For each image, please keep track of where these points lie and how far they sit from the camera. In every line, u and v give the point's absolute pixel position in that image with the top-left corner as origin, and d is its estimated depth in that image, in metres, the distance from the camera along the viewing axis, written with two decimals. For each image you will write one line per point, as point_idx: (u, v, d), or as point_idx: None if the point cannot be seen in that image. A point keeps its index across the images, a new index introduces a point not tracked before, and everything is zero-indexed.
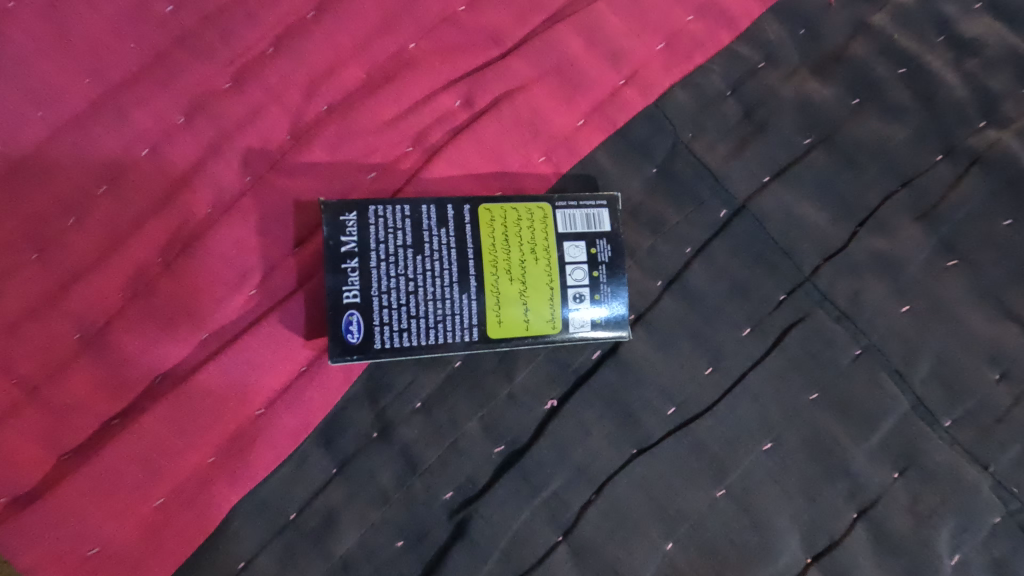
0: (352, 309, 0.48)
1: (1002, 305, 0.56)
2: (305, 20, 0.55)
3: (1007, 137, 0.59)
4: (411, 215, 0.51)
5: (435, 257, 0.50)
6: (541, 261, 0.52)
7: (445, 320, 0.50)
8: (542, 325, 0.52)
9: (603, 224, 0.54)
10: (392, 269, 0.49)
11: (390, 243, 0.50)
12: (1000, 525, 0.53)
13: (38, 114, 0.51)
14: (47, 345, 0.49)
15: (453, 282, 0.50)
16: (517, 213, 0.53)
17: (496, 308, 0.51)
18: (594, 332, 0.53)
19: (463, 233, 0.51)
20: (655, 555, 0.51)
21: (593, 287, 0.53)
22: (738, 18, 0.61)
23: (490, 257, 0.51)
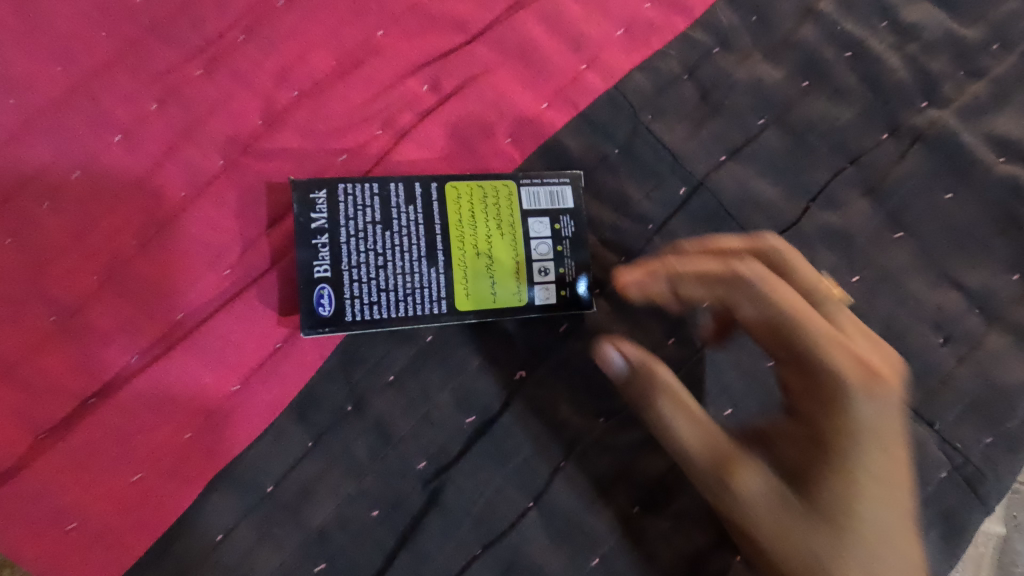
0: (324, 283, 0.51)
1: (944, 273, 0.59)
2: (275, 8, 0.57)
3: (947, 115, 0.62)
4: (380, 192, 0.53)
5: (404, 233, 0.53)
6: (505, 236, 0.55)
7: (415, 293, 0.53)
8: (507, 297, 0.55)
9: (565, 201, 0.57)
10: (363, 245, 0.52)
11: (360, 220, 0.52)
12: (947, 480, 0.55)
13: (11, 101, 0.52)
14: (23, 327, 0.50)
15: (422, 256, 0.53)
16: (482, 191, 0.56)
17: (464, 281, 0.54)
18: (557, 303, 0.56)
19: (431, 210, 0.54)
20: (622, 518, 0.53)
21: (556, 260, 0.56)
22: (693, 6, 0.63)
23: (457, 233, 0.54)
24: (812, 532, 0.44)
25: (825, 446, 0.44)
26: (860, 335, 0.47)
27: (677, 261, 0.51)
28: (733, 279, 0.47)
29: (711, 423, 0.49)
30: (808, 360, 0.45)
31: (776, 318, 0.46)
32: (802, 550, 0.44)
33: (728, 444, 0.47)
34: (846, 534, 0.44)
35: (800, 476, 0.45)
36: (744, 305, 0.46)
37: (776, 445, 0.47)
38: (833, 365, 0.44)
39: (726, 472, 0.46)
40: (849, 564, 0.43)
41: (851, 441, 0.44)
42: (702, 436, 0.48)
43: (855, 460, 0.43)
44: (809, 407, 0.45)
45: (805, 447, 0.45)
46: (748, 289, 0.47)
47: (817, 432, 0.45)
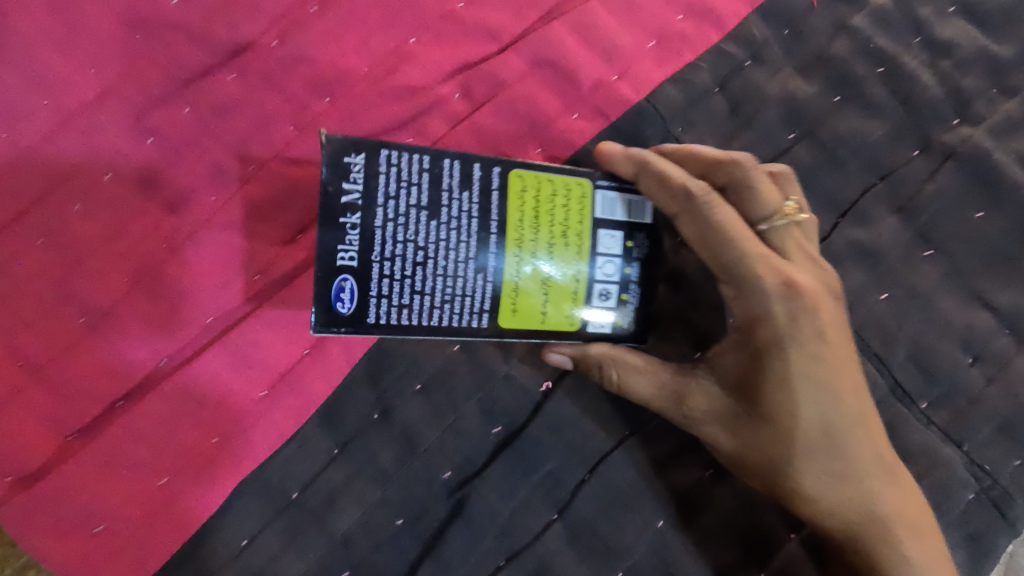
0: (346, 274, 0.45)
1: (974, 293, 0.59)
2: (309, 13, 0.57)
3: (979, 133, 0.62)
4: (431, 168, 0.47)
5: (453, 225, 0.47)
6: (570, 246, 0.49)
7: (454, 301, 0.47)
8: (558, 318, 0.50)
9: (645, 216, 0.52)
10: (400, 233, 0.45)
11: (402, 201, 0.46)
12: (974, 501, 0.55)
13: (45, 102, 0.52)
14: (53, 328, 0.50)
15: (469, 259, 0.47)
16: (552, 186, 0.49)
17: (513, 292, 0.48)
18: (611, 331, 0.52)
19: (489, 201, 0.48)
20: (646, 532, 0.53)
21: (620, 284, 0.51)
22: (725, 18, 0.63)
23: (514, 234, 0.48)
24: (819, 462, 0.48)
25: (835, 373, 0.48)
26: (823, 262, 0.52)
27: (670, 172, 0.50)
28: (735, 246, 0.48)
29: (733, 359, 0.50)
30: (807, 301, 0.48)
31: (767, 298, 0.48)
32: (808, 473, 0.48)
33: (735, 378, 0.50)
34: (848, 453, 0.48)
35: (802, 412, 0.48)
36: (767, 273, 0.48)
37: (786, 382, 0.48)
38: (795, 313, 0.48)
39: (731, 411, 0.50)
40: (858, 473, 0.49)
41: (843, 353, 0.49)
42: (709, 400, 0.51)
43: (835, 391, 0.48)
44: (765, 347, 0.48)
45: (818, 384, 0.48)
46: (736, 245, 0.48)
47: (831, 362, 0.48)
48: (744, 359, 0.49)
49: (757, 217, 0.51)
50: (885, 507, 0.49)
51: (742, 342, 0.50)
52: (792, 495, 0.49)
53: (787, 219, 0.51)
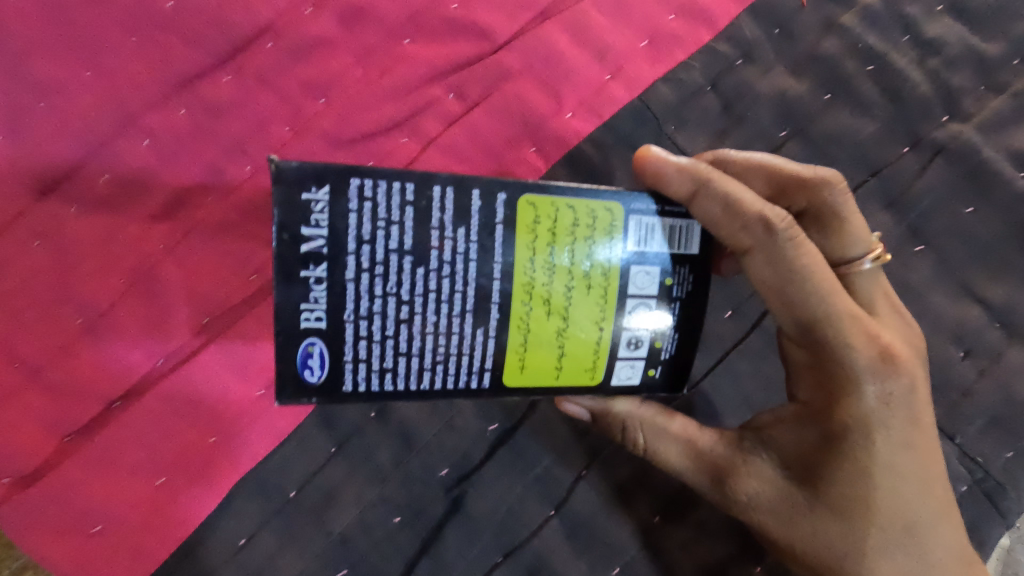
0: (313, 336, 0.38)
1: (965, 286, 0.60)
2: (303, 15, 0.57)
3: (968, 130, 0.63)
4: (415, 201, 0.38)
5: (442, 274, 0.38)
6: (594, 290, 0.41)
7: (450, 360, 0.40)
8: (576, 375, 0.43)
9: (690, 246, 0.44)
10: (378, 286, 0.38)
11: (379, 245, 0.37)
12: (967, 493, 0.56)
13: (40, 105, 0.52)
14: (51, 329, 0.51)
15: (466, 312, 0.39)
16: (573, 215, 0.41)
17: (521, 349, 0.41)
18: (640, 384, 0.45)
19: (490, 238, 0.39)
20: (643, 527, 0.54)
21: (653, 330, 0.44)
22: (717, 18, 0.64)
23: (523, 282, 0.40)
24: (893, 555, 0.45)
25: (919, 458, 0.45)
26: (899, 305, 0.51)
27: (739, 196, 0.44)
28: (828, 309, 0.44)
29: (796, 436, 0.47)
30: (901, 383, 0.44)
31: (859, 371, 0.44)
32: (879, 568, 0.45)
33: (805, 458, 0.46)
34: (921, 542, 0.46)
35: (879, 498, 0.45)
36: (861, 345, 0.44)
37: (865, 468, 0.44)
38: (886, 392, 0.44)
39: (795, 498, 0.46)
40: (928, 564, 0.46)
41: (928, 433, 0.46)
42: (759, 483, 0.47)
43: (920, 478, 0.45)
44: (847, 429, 0.44)
45: (899, 470, 0.45)
46: (832, 309, 0.44)
47: (912, 445, 0.45)
48: (817, 438, 0.45)
49: (839, 257, 0.51)
50: None
51: (817, 418, 0.46)
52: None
53: (876, 259, 0.50)
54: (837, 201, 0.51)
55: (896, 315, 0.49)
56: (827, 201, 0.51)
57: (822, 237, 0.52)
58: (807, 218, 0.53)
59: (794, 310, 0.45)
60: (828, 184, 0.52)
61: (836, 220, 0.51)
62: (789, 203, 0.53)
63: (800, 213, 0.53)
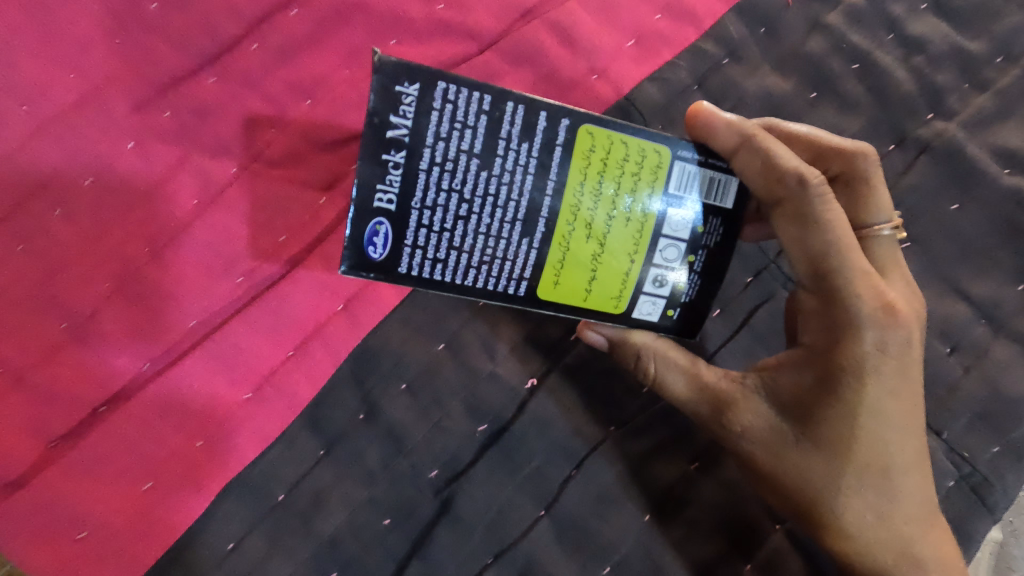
0: (381, 216, 0.39)
1: (951, 283, 0.60)
2: (289, 16, 0.56)
3: (952, 127, 0.63)
4: (490, 111, 0.40)
5: (503, 181, 0.41)
6: (632, 223, 0.44)
7: (492, 263, 0.43)
8: (603, 302, 0.46)
9: (725, 199, 0.47)
10: (445, 180, 0.40)
11: (453, 144, 0.39)
12: (954, 488, 0.56)
13: (22, 108, 0.51)
14: (34, 335, 0.50)
15: (517, 220, 0.42)
16: (625, 149, 0.43)
17: (558, 265, 0.44)
18: (659, 322, 0.48)
19: (549, 158, 0.41)
20: (633, 526, 0.54)
21: (680, 272, 0.47)
22: (703, 17, 0.64)
23: (570, 203, 0.42)
24: (864, 492, 0.48)
25: (906, 407, 0.48)
26: (910, 276, 0.52)
27: (779, 152, 0.47)
28: (840, 257, 0.46)
29: (797, 377, 0.49)
30: (899, 335, 0.46)
31: (860, 317, 0.46)
32: (849, 504, 0.48)
33: (802, 397, 0.49)
34: (897, 488, 0.48)
35: (863, 441, 0.47)
36: (866, 293, 0.46)
37: (854, 409, 0.47)
38: (884, 341, 0.46)
39: (785, 433, 0.49)
40: (897, 508, 0.48)
41: (916, 387, 0.48)
42: (754, 417, 0.50)
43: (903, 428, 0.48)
44: (846, 370, 0.47)
45: (885, 416, 0.47)
46: (844, 259, 0.46)
47: (900, 397, 0.47)
48: (812, 379, 0.48)
49: (860, 221, 0.52)
50: (930, 550, 0.49)
51: (817, 360, 0.48)
52: (826, 520, 0.48)
53: (894, 228, 0.52)
54: (869, 170, 0.52)
55: (906, 282, 0.50)
56: (863, 170, 0.52)
57: (851, 202, 0.53)
58: (836, 183, 0.54)
59: (813, 251, 0.47)
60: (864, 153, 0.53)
61: (866, 187, 0.52)
62: (824, 168, 0.54)
63: (833, 177, 0.54)
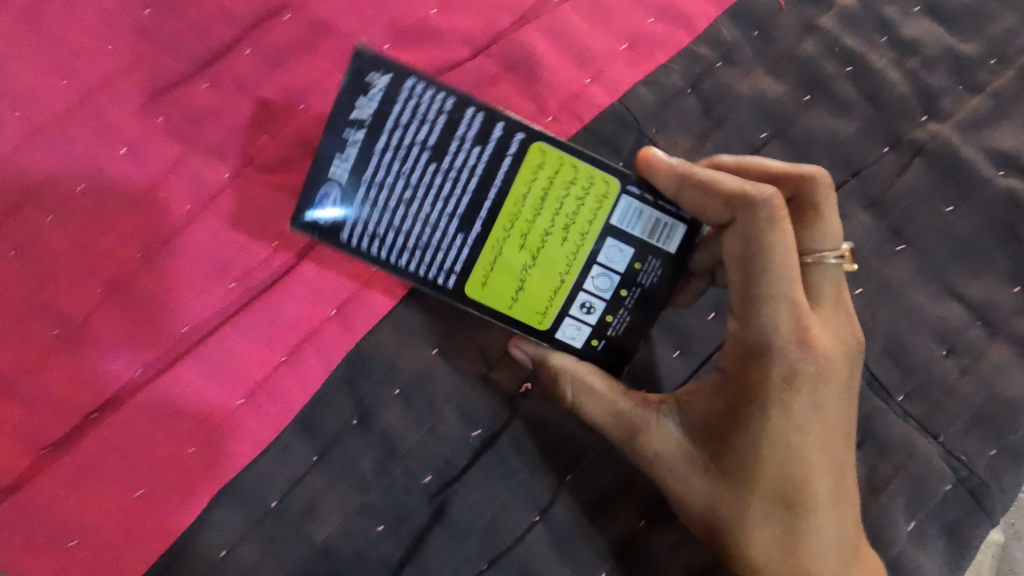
0: (334, 184, 0.45)
1: (947, 285, 0.60)
2: (281, 22, 0.56)
3: (946, 129, 0.63)
4: (450, 113, 0.45)
5: (449, 175, 0.45)
6: (568, 243, 0.48)
7: (427, 251, 0.47)
8: (527, 312, 0.50)
9: (669, 243, 0.50)
10: (395, 166, 0.45)
11: (409, 134, 0.44)
12: (952, 492, 0.56)
13: (16, 114, 0.51)
14: (26, 341, 0.50)
15: (455, 215, 0.46)
16: (574, 173, 0.47)
17: (488, 267, 0.48)
18: (581, 347, 0.52)
19: (498, 164, 0.46)
20: (627, 530, 0.54)
21: (609, 303, 0.50)
22: (696, 21, 0.64)
23: (511, 210, 0.46)
24: (772, 524, 0.48)
25: (822, 441, 0.47)
26: (849, 306, 0.50)
27: (720, 179, 0.47)
28: (773, 284, 0.45)
29: (711, 402, 0.50)
30: (813, 365, 0.46)
31: (771, 346, 0.46)
32: (756, 535, 0.48)
33: (713, 423, 0.49)
34: (805, 517, 0.48)
35: (767, 472, 0.48)
36: (780, 324, 0.46)
37: (761, 436, 0.47)
38: (796, 370, 0.46)
39: (695, 455, 0.50)
40: (806, 537, 0.48)
41: (834, 418, 0.48)
42: (668, 443, 0.51)
43: (819, 460, 0.48)
44: (756, 397, 0.47)
45: (793, 445, 0.47)
46: (774, 285, 0.46)
47: (812, 427, 0.47)
48: (725, 406, 0.49)
49: (803, 248, 0.50)
50: None
51: (732, 385, 0.49)
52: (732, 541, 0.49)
53: (840, 257, 0.49)
54: (818, 195, 0.50)
55: (839, 313, 0.49)
56: (812, 195, 0.50)
57: (797, 229, 0.50)
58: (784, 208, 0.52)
59: (748, 274, 0.47)
60: (813, 177, 0.50)
61: (812, 211, 0.50)
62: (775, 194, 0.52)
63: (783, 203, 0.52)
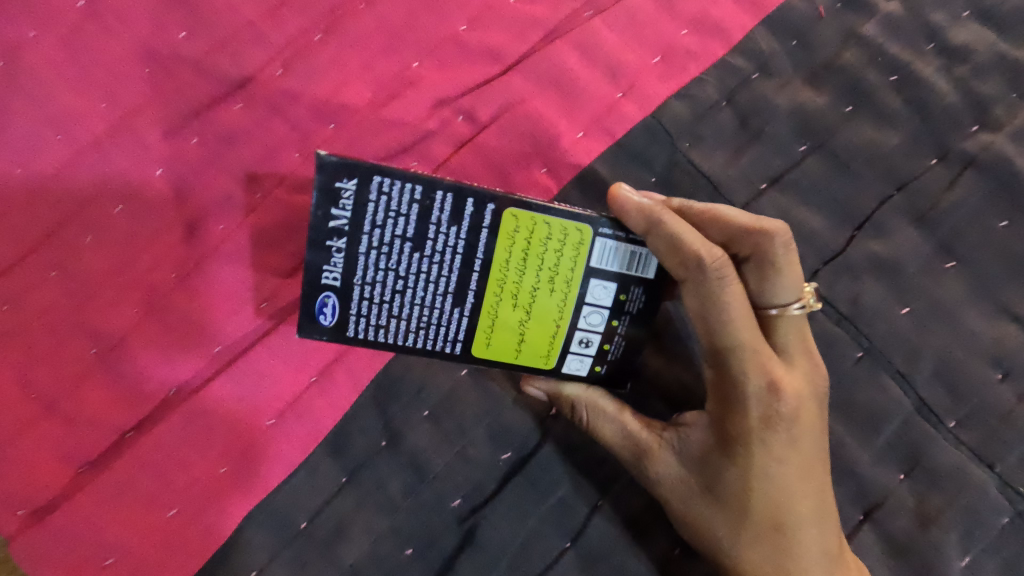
0: (329, 291, 0.44)
1: (1001, 305, 0.57)
2: (312, 42, 0.56)
3: (999, 140, 0.60)
4: (421, 199, 0.43)
5: (435, 259, 0.44)
6: (557, 292, 0.47)
7: (428, 328, 0.46)
8: (533, 357, 0.49)
9: (648, 269, 0.48)
10: (383, 261, 0.44)
11: (388, 231, 0.43)
12: (1009, 525, 0.52)
13: (57, 137, 0.52)
14: (66, 361, 0.51)
15: (449, 292, 0.45)
16: (548, 230, 0.45)
17: (488, 330, 0.47)
18: (587, 375, 0.51)
19: (477, 238, 0.44)
20: (661, 559, 0.52)
21: (604, 335, 0.49)
22: (731, 31, 0.62)
23: (498, 275, 0.45)
24: (762, 547, 0.47)
25: (805, 465, 0.47)
26: (816, 351, 0.50)
27: (686, 231, 0.46)
28: (732, 337, 0.46)
29: (700, 439, 0.49)
30: (785, 407, 0.46)
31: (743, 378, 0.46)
32: (747, 557, 0.47)
33: (702, 460, 0.49)
34: (792, 553, 0.47)
35: (755, 496, 0.47)
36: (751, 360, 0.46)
37: (745, 474, 0.47)
38: (770, 411, 0.47)
39: (690, 486, 0.49)
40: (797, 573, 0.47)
41: (812, 447, 0.48)
42: (665, 467, 0.50)
43: (803, 483, 0.47)
44: (735, 438, 0.47)
45: (778, 481, 0.47)
46: (732, 338, 0.46)
47: (791, 464, 0.47)
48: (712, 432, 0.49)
49: (769, 301, 0.49)
50: None
51: (714, 426, 0.49)
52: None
53: (803, 306, 0.49)
54: (779, 252, 0.48)
55: (809, 359, 0.49)
56: (772, 254, 0.48)
57: (762, 274, 0.49)
58: (744, 264, 0.50)
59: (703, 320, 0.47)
60: (773, 235, 0.48)
61: (773, 269, 0.49)
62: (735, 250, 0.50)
63: (742, 259, 0.50)
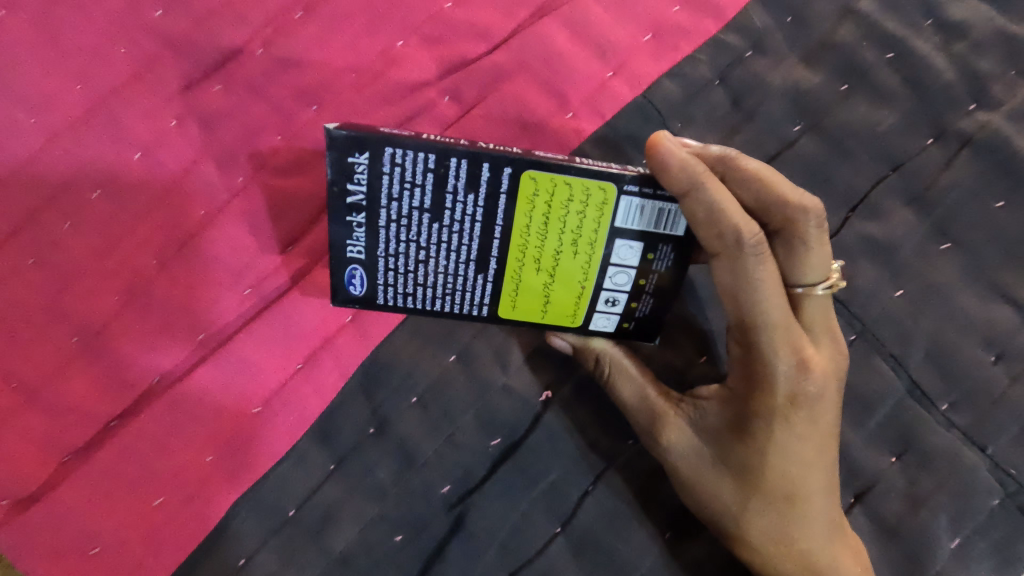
0: (355, 264, 0.45)
1: (995, 287, 0.56)
2: (293, 20, 0.55)
3: (997, 118, 0.59)
4: (435, 168, 0.42)
5: (454, 229, 0.44)
6: (580, 254, 0.46)
7: (455, 293, 0.47)
8: (560, 317, 0.49)
9: (676, 227, 0.45)
10: (403, 234, 0.44)
11: (406, 203, 0.43)
12: (999, 507, 0.52)
13: (31, 121, 0.51)
14: (48, 350, 0.50)
15: (471, 260, 0.45)
16: (569, 191, 0.43)
17: (514, 293, 0.47)
18: (614, 332, 0.50)
19: (495, 205, 0.43)
20: (654, 544, 0.52)
21: (631, 294, 0.48)
22: (726, 8, 0.61)
23: (520, 240, 0.45)
24: (769, 514, 0.47)
25: (822, 438, 0.47)
26: (837, 331, 0.49)
27: (724, 201, 0.42)
28: (765, 316, 0.44)
29: (717, 413, 0.49)
30: (811, 384, 0.46)
31: (770, 352, 0.45)
32: (755, 524, 0.47)
33: (719, 434, 0.48)
34: (796, 520, 0.47)
35: (771, 469, 0.46)
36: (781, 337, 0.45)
37: (764, 450, 0.46)
38: (797, 390, 0.45)
39: (703, 454, 0.49)
40: (800, 542, 0.47)
41: (828, 420, 0.47)
42: (680, 436, 0.49)
43: (819, 455, 0.47)
44: (758, 414, 0.46)
45: (797, 457, 0.46)
46: (766, 318, 0.44)
47: (811, 441, 0.46)
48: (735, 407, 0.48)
49: (795, 280, 0.48)
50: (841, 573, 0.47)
51: (738, 401, 0.48)
52: (734, 544, 0.49)
53: (828, 287, 0.48)
54: (811, 228, 0.46)
55: (833, 344, 0.48)
56: (804, 230, 0.46)
57: (787, 248, 0.47)
58: (774, 238, 0.48)
59: (731, 294, 0.45)
60: (808, 211, 0.46)
61: (802, 245, 0.47)
62: (764, 219, 0.47)
63: (772, 231, 0.48)
